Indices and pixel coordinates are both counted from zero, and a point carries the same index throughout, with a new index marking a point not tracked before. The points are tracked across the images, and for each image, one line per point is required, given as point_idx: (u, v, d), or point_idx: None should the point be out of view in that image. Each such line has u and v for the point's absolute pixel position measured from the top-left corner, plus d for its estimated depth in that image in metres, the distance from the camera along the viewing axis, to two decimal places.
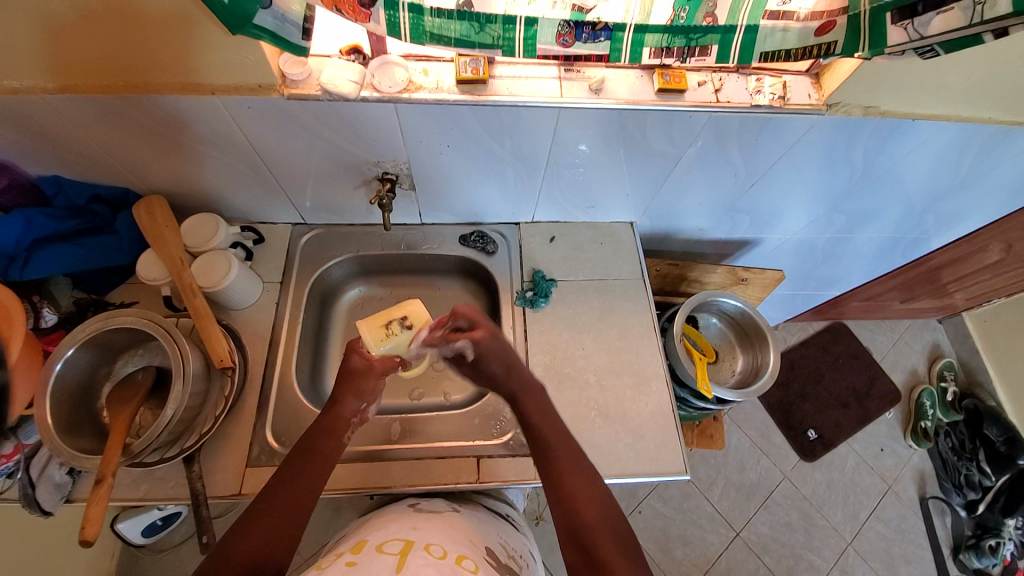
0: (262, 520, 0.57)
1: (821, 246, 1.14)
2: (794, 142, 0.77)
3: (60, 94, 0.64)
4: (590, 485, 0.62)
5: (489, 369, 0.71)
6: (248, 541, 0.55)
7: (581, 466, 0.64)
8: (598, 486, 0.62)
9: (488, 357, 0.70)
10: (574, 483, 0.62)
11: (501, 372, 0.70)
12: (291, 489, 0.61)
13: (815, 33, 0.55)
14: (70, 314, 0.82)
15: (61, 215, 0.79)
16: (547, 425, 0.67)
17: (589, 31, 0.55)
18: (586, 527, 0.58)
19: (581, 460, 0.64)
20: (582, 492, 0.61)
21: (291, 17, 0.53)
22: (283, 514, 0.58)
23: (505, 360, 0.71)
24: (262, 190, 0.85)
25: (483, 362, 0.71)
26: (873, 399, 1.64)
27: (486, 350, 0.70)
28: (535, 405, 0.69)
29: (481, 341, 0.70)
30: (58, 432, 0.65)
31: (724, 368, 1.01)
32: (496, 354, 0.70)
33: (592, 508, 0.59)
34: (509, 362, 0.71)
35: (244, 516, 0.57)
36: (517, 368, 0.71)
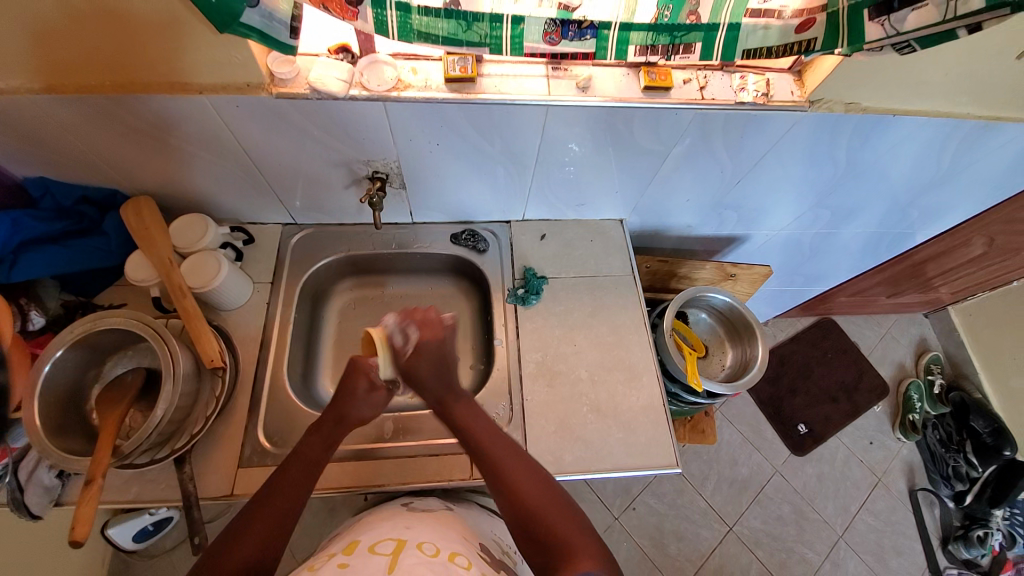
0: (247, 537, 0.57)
1: (808, 242, 1.16)
2: (779, 138, 0.79)
3: (46, 94, 0.64)
4: (527, 466, 0.64)
5: (419, 375, 0.68)
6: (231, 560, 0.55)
7: (519, 456, 0.65)
8: (536, 469, 0.64)
9: (422, 360, 0.68)
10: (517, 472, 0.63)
11: (433, 376, 0.68)
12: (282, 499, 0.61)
13: (795, 31, 0.56)
14: (58, 317, 0.80)
15: (48, 216, 0.78)
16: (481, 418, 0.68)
17: (575, 29, 0.56)
18: (535, 514, 0.59)
19: (517, 449, 0.66)
20: (527, 482, 0.62)
21: (279, 15, 0.53)
22: (270, 529, 0.59)
23: (439, 365, 0.69)
24: (252, 190, 0.85)
25: (415, 362, 0.68)
26: (862, 393, 1.67)
27: (423, 349, 0.68)
28: (465, 405, 0.69)
29: (425, 342, 0.68)
30: (47, 434, 0.64)
31: (714, 363, 1.02)
32: (430, 358, 0.68)
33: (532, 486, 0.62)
34: (444, 372, 0.69)
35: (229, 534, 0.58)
36: (449, 372, 0.69)
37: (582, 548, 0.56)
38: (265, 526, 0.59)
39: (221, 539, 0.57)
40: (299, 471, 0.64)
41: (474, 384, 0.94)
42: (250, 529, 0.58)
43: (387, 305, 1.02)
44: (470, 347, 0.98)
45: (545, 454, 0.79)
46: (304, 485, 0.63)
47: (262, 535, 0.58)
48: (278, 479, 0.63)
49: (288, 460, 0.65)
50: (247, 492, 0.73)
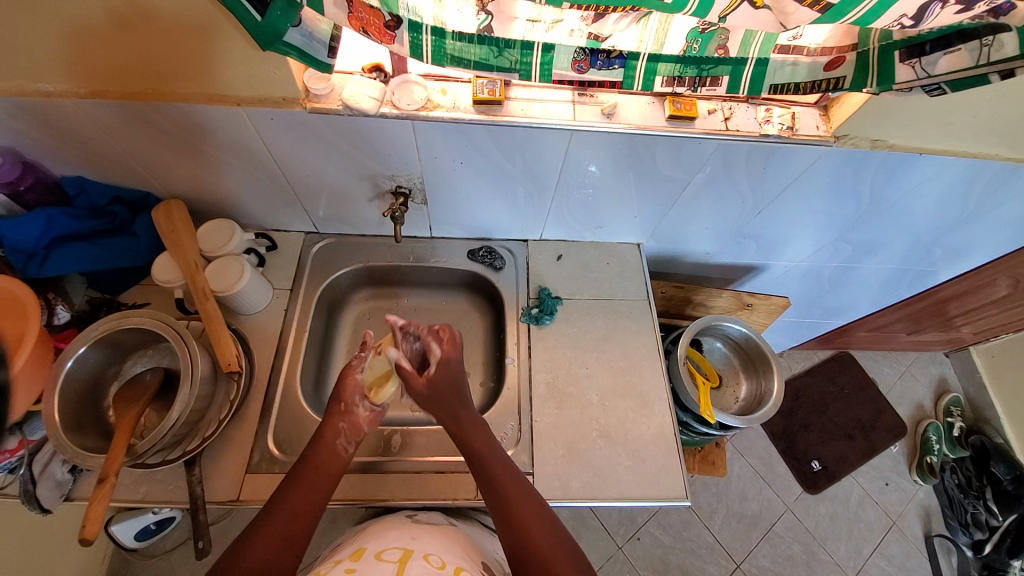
0: (257, 550, 0.57)
1: (827, 275, 1.14)
2: (802, 172, 0.79)
3: (90, 99, 0.67)
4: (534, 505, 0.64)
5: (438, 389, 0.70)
6: (239, 570, 0.55)
7: (529, 494, 0.65)
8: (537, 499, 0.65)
9: (443, 374, 0.70)
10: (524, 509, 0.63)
11: (450, 396, 0.70)
12: (290, 508, 0.62)
13: (824, 68, 0.57)
14: (83, 313, 0.83)
15: (82, 215, 0.81)
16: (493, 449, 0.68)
17: (604, 59, 0.57)
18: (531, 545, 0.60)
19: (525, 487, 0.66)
20: (533, 521, 0.62)
21: (319, 34, 0.55)
22: (278, 540, 0.59)
23: (456, 387, 0.71)
24: (278, 199, 0.87)
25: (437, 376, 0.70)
26: (878, 432, 1.62)
27: (444, 364, 0.71)
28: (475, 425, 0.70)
29: (447, 355, 0.71)
30: (65, 429, 0.65)
31: (727, 394, 1.01)
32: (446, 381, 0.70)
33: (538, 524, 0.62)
34: (461, 396, 0.71)
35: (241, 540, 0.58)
36: (463, 397, 0.71)
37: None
38: (275, 536, 0.59)
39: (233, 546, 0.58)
40: (307, 479, 0.65)
41: (484, 401, 0.93)
42: (260, 540, 0.58)
43: (402, 317, 1.02)
44: (481, 364, 0.98)
45: (552, 477, 0.78)
46: (314, 497, 0.64)
47: (272, 547, 0.58)
48: (289, 489, 0.64)
49: (299, 467, 0.66)
50: (253, 498, 0.73)
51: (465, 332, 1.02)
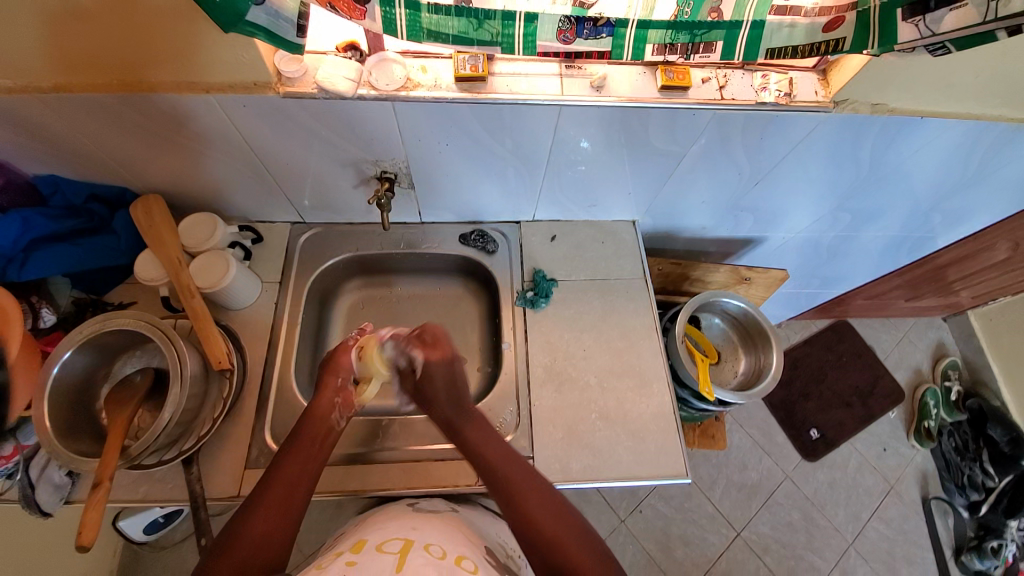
0: (257, 521, 0.57)
1: (826, 245, 1.13)
2: (800, 140, 0.76)
3: (54, 93, 0.63)
4: (543, 494, 0.63)
5: (433, 393, 0.75)
6: (241, 544, 0.55)
7: (538, 486, 0.64)
8: (535, 474, 0.65)
9: (436, 379, 0.75)
10: (533, 498, 0.62)
11: (445, 396, 0.74)
12: (286, 481, 0.62)
13: (822, 30, 0.54)
14: (68, 315, 0.81)
15: (58, 214, 0.78)
16: (494, 441, 0.69)
17: (591, 27, 0.54)
18: (533, 516, 0.60)
19: (533, 474, 0.65)
20: (540, 508, 0.61)
21: (285, 13, 0.51)
22: (278, 512, 0.59)
23: (451, 384, 0.75)
24: (261, 189, 0.84)
25: (429, 381, 0.75)
26: (877, 398, 1.63)
27: (433, 369, 0.75)
28: (474, 425, 0.71)
29: (432, 362, 0.75)
30: (56, 435, 0.64)
31: (726, 369, 1.00)
32: (442, 379, 0.75)
33: (546, 510, 0.61)
34: (455, 393, 0.74)
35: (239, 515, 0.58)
36: (460, 391, 0.75)
37: (580, 555, 0.57)
38: (274, 508, 0.59)
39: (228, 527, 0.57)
40: (303, 451, 0.65)
41: (482, 386, 0.93)
42: (259, 513, 0.58)
43: (395, 306, 1.01)
44: (478, 349, 0.97)
45: (552, 461, 0.78)
46: (309, 470, 0.64)
47: (272, 518, 0.58)
48: (283, 462, 0.63)
49: (293, 439, 0.66)
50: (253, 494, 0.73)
51: (460, 318, 1.01)
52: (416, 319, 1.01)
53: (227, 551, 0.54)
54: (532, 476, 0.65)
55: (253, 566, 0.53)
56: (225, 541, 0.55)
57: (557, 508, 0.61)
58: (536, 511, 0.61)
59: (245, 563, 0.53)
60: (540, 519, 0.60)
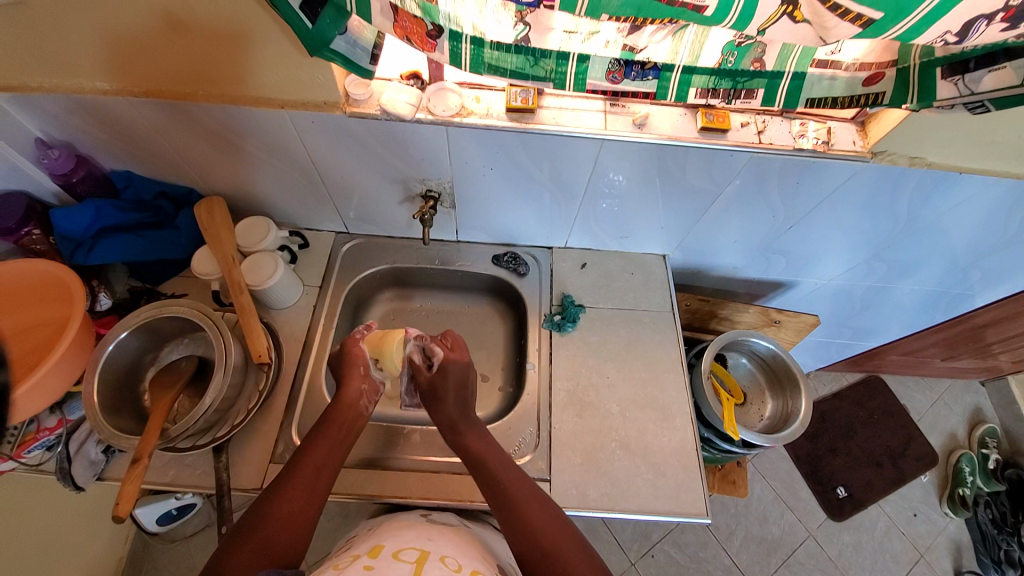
0: (284, 501, 0.60)
1: (859, 295, 1.11)
2: (836, 187, 0.77)
3: (145, 98, 0.70)
4: (544, 507, 0.63)
5: (442, 392, 0.73)
6: (268, 521, 0.58)
7: (538, 497, 0.64)
8: (534, 490, 0.65)
9: (449, 379, 0.73)
10: (532, 507, 0.63)
11: (453, 399, 0.73)
12: (313, 464, 0.64)
13: (862, 84, 0.56)
14: (124, 300, 0.87)
15: (128, 207, 0.86)
16: (495, 449, 0.70)
17: (638, 69, 0.58)
18: (533, 531, 0.60)
19: (533, 486, 0.66)
20: (539, 517, 0.61)
21: (363, 42, 0.57)
22: (304, 494, 0.62)
23: (461, 389, 0.74)
24: (312, 198, 0.90)
25: (442, 381, 0.74)
26: (909, 460, 1.56)
27: (451, 370, 0.74)
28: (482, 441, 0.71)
29: (451, 362, 0.74)
30: (102, 411, 0.68)
31: (752, 412, 0.98)
32: (454, 381, 0.74)
33: (545, 520, 0.61)
34: (462, 396, 0.74)
35: (266, 496, 0.61)
36: (467, 398, 0.75)
37: (574, 561, 0.58)
38: (298, 494, 0.61)
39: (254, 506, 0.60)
40: (330, 439, 0.67)
41: (503, 406, 0.94)
42: (285, 495, 0.61)
43: (424, 320, 1.04)
44: (501, 369, 0.99)
45: (569, 486, 0.77)
46: (331, 461, 0.66)
47: (298, 501, 0.61)
48: (310, 447, 0.66)
49: (321, 426, 0.69)
50: None
51: (486, 337, 1.03)
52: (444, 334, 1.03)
53: (254, 528, 0.57)
54: (533, 490, 0.65)
55: (276, 546, 0.57)
56: (251, 519, 0.58)
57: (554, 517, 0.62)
58: (536, 524, 0.61)
59: (270, 541, 0.56)
60: (538, 530, 0.60)
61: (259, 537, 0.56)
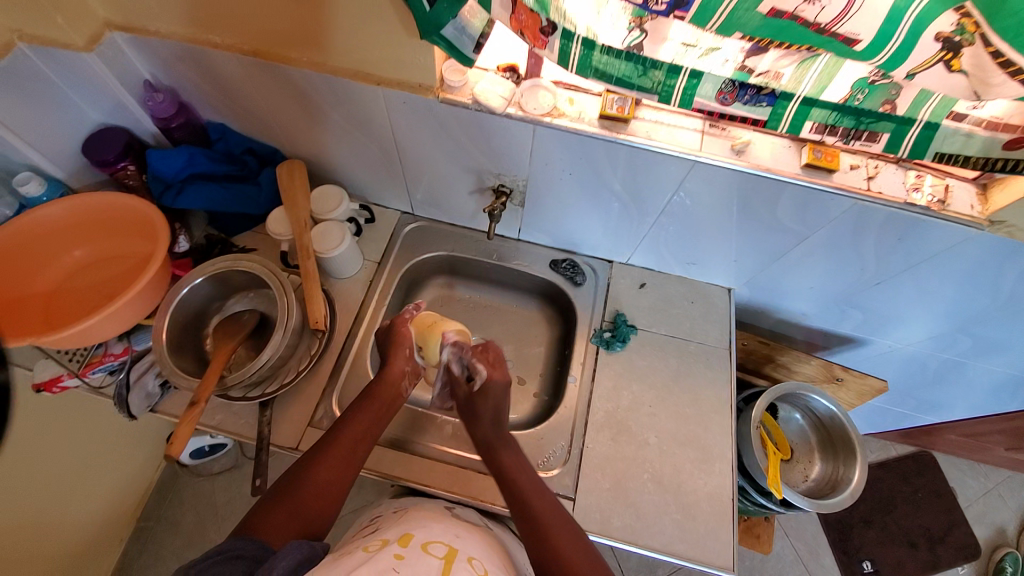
0: (319, 468, 0.62)
1: (933, 366, 1.02)
2: (941, 252, 0.71)
3: (252, 57, 0.73)
4: (571, 532, 0.61)
5: (480, 411, 0.73)
6: (304, 487, 0.60)
7: (566, 519, 0.63)
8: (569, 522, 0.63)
9: (488, 396, 0.72)
10: (557, 526, 0.61)
11: (489, 420, 0.72)
12: (351, 437, 0.66)
13: (1003, 146, 0.50)
14: (200, 246, 0.91)
15: (218, 158, 0.90)
16: (524, 465, 0.69)
17: (753, 94, 0.54)
18: (564, 561, 0.58)
19: (560, 510, 0.64)
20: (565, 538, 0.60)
21: (471, 30, 0.56)
22: (338, 466, 0.63)
23: (497, 414, 0.73)
24: (387, 176, 0.91)
25: (481, 398, 0.73)
26: (948, 548, 1.44)
27: (490, 389, 0.73)
28: (510, 455, 0.70)
29: (492, 381, 0.73)
30: (167, 348, 0.72)
31: (796, 471, 0.92)
32: (494, 401, 0.73)
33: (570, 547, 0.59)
34: (500, 418, 0.73)
35: (305, 461, 0.63)
36: (503, 423, 0.73)
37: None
38: (334, 465, 0.63)
39: (292, 469, 0.62)
40: (371, 413, 0.69)
41: (536, 413, 0.93)
42: (323, 463, 0.63)
43: (470, 312, 1.04)
44: (539, 375, 0.98)
45: (593, 509, 0.75)
46: (369, 435, 0.68)
47: (333, 471, 0.63)
48: (351, 420, 0.68)
49: (364, 399, 0.70)
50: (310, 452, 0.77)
51: (529, 340, 1.01)
52: (488, 330, 1.03)
53: (290, 491, 0.60)
54: (564, 518, 0.63)
55: (308, 512, 0.59)
56: (289, 480, 0.61)
57: (580, 542, 0.61)
58: (561, 544, 0.59)
59: (303, 506, 0.59)
60: (565, 553, 0.59)
61: (294, 501, 0.59)
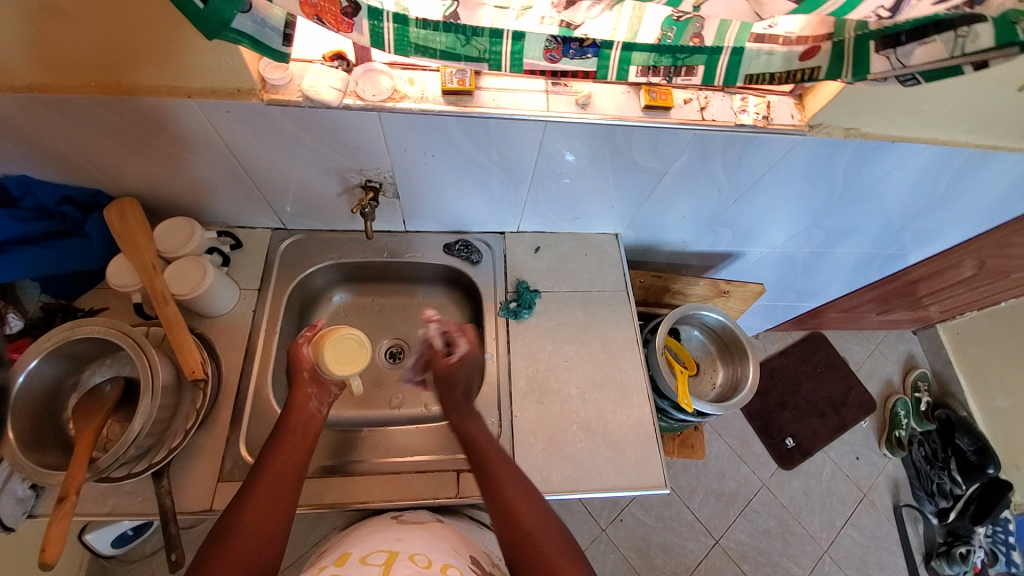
0: (250, 515, 0.57)
1: (802, 260, 1.15)
2: (777, 161, 0.78)
3: (27, 92, 0.61)
4: (519, 485, 0.63)
5: (454, 381, 0.76)
6: (235, 540, 0.54)
7: (516, 474, 0.65)
8: (534, 496, 0.63)
9: (459, 367, 0.76)
10: (509, 482, 0.63)
11: (463, 386, 0.76)
12: (274, 473, 0.61)
13: (799, 58, 0.55)
14: (37, 320, 0.78)
15: (28, 216, 0.75)
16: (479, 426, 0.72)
17: (577, 47, 0.54)
18: (517, 515, 0.60)
19: (513, 466, 0.66)
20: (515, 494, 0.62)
21: (271, 21, 0.51)
22: (270, 510, 0.58)
23: (469, 380, 0.77)
24: (243, 194, 0.82)
25: (450, 369, 0.76)
26: (849, 408, 1.68)
27: (465, 360, 0.77)
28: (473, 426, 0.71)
29: (465, 352, 0.77)
30: (20, 447, 0.62)
31: (705, 381, 1.01)
32: (465, 371, 0.76)
33: (522, 501, 0.61)
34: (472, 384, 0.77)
35: (227, 518, 0.56)
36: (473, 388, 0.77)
37: (544, 541, 0.58)
38: (262, 506, 0.58)
39: (215, 531, 0.55)
40: (288, 445, 0.64)
41: None
42: (251, 509, 0.57)
43: (375, 316, 1.00)
44: None
45: (533, 472, 0.78)
46: (294, 470, 0.63)
47: (263, 513, 0.57)
48: (270, 457, 0.63)
49: (276, 435, 0.65)
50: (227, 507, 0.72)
51: None
52: (401, 328, 1.00)
53: (221, 549, 0.54)
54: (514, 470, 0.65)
55: (246, 562, 0.53)
56: (217, 539, 0.54)
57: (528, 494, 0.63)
58: (512, 500, 0.61)
59: (240, 559, 0.53)
60: (518, 509, 0.60)
61: (228, 557, 0.53)
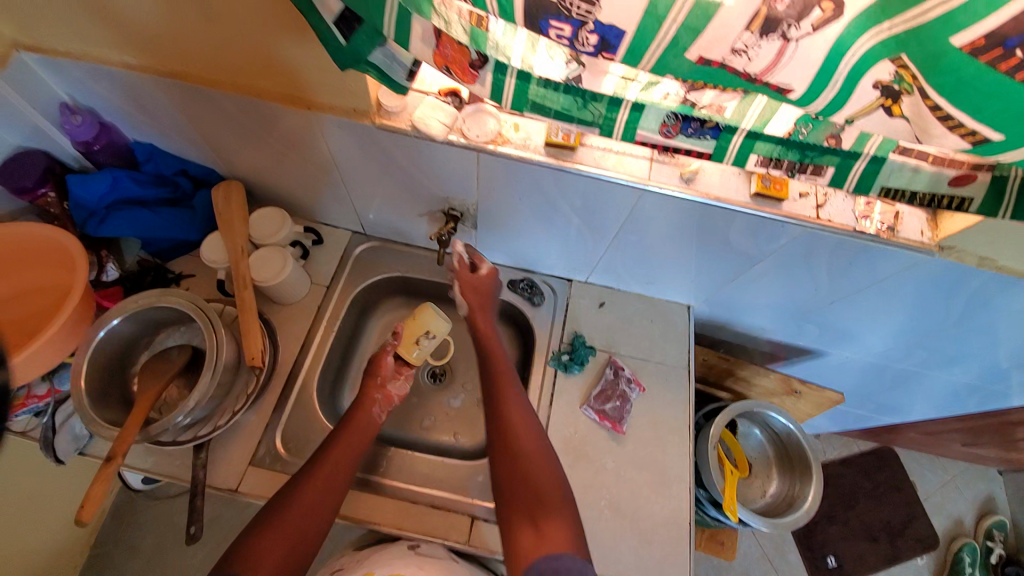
0: (304, 495, 0.62)
1: (890, 373, 1.03)
2: (890, 274, 0.71)
3: (171, 80, 0.67)
4: (547, 462, 0.67)
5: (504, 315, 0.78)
6: (286, 515, 0.60)
7: (542, 451, 0.68)
8: (555, 470, 0.67)
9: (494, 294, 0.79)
10: (535, 462, 0.66)
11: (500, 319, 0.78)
12: (330, 464, 0.66)
13: (949, 182, 0.50)
14: (132, 273, 0.85)
15: (146, 181, 0.83)
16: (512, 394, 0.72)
17: (696, 126, 0.52)
18: (533, 488, 0.64)
19: (542, 442, 0.69)
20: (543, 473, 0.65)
21: (401, 58, 0.52)
22: (318, 499, 0.63)
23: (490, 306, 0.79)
24: (334, 196, 0.85)
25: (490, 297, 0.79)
26: (906, 540, 1.49)
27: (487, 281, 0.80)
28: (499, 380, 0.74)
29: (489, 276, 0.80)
30: (89, 397, 0.66)
31: (755, 487, 0.92)
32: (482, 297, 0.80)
33: (541, 478, 0.65)
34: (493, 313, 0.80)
35: (284, 495, 0.63)
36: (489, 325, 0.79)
37: (553, 524, 0.61)
38: (317, 492, 0.63)
39: (275, 502, 0.62)
40: (347, 441, 0.68)
41: None
42: (305, 492, 0.63)
43: None
44: None
45: None
46: (350, 464, 0.67)
47: (313, 500, 0.62)
48: (330, 447, 0.68)
49: (340, 427, 0.70)
50: (251, 493, 0.74)
51: None
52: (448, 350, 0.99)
53: (273, 522, 0.60)
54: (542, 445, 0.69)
55: (292, 539, 0.59)
56: (272, 512, 0.61)
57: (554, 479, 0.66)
58: (534, 476, 0.65)
59: (289, 535, 0.59)
60: (540, 484, 0.64)
61: (280, 530, 0.59)
